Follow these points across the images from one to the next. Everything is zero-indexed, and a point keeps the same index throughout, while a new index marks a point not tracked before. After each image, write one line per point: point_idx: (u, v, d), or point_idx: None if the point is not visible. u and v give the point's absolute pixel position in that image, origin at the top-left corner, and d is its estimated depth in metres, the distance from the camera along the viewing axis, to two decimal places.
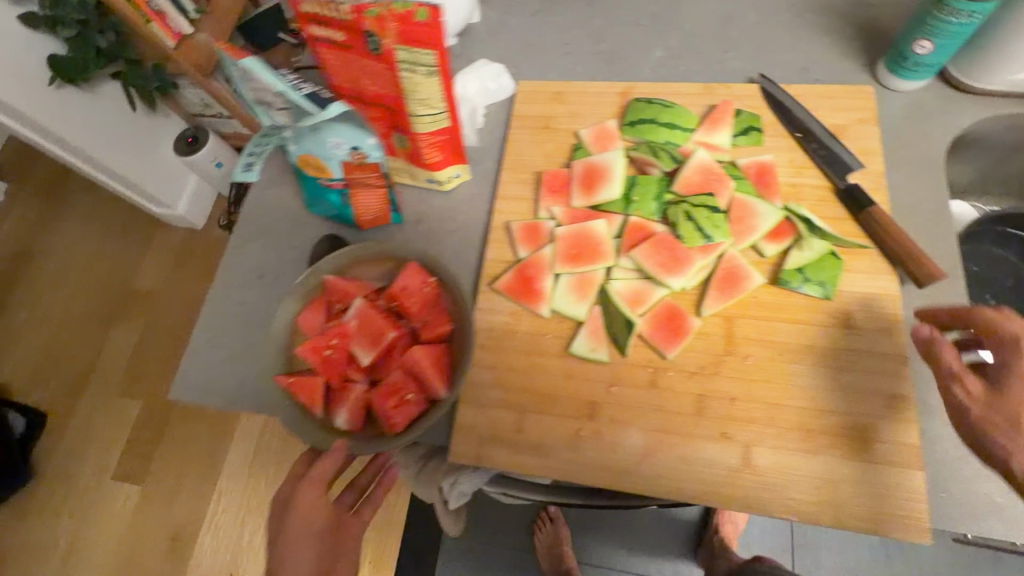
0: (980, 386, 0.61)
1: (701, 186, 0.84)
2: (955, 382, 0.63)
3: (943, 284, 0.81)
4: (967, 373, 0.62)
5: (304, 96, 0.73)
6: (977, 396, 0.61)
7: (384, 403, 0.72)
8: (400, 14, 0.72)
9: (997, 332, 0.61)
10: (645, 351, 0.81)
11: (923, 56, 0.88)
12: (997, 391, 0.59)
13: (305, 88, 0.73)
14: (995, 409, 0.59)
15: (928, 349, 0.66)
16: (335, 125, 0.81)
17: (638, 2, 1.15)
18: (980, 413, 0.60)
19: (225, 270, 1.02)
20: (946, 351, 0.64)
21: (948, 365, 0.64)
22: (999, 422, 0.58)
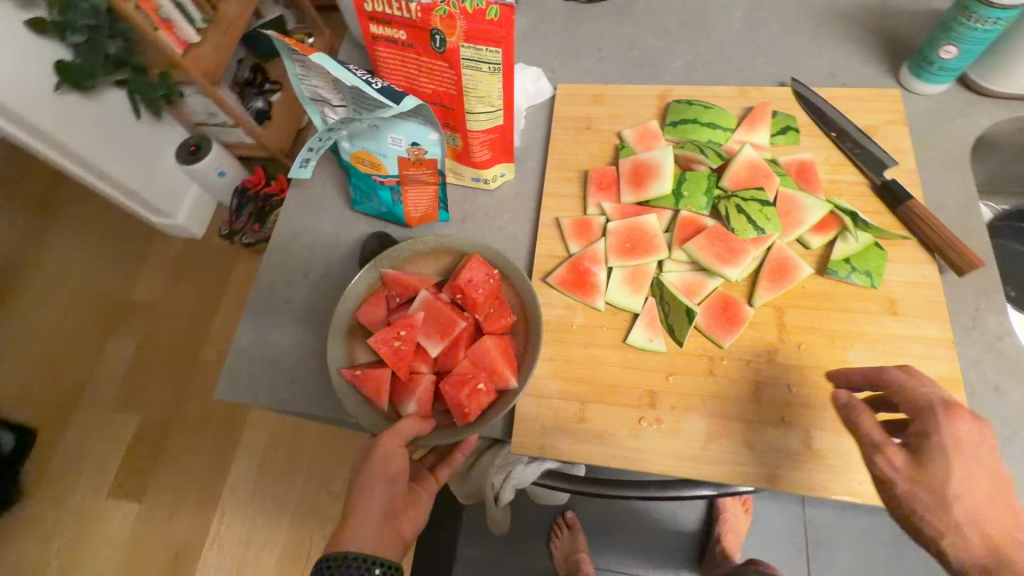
0: (903, 456, 0.57)
1: (748, 181, 0.88)
2: (880, 451, 0.58)
3: (979, 274, 0.85)
4: (889, 445, 0.58)
5: (377, 90, 0.75)
6: (904, 469, 0.56)
7: (457, 393, 0.72)
8: (470, 12, 0.75)
9: (919, 405, 0.59)
10: (701, 340, 0.83)
11: (948, 61, 0.93)
12: (918, 461, 0.56)
13: (377, 82, 0.75)
14: (921, 482, 0.55)
15: (847, 415, 0.63)
16: (398, 122, 0.83)
17: (667, 10, 1.19)
18: (906, 487, 0.55)
19: (269, 268, 1.02)
20: (864, 419, 0.61)
21: (869, 434, 0.59)
22: (926, 501, 0.54)
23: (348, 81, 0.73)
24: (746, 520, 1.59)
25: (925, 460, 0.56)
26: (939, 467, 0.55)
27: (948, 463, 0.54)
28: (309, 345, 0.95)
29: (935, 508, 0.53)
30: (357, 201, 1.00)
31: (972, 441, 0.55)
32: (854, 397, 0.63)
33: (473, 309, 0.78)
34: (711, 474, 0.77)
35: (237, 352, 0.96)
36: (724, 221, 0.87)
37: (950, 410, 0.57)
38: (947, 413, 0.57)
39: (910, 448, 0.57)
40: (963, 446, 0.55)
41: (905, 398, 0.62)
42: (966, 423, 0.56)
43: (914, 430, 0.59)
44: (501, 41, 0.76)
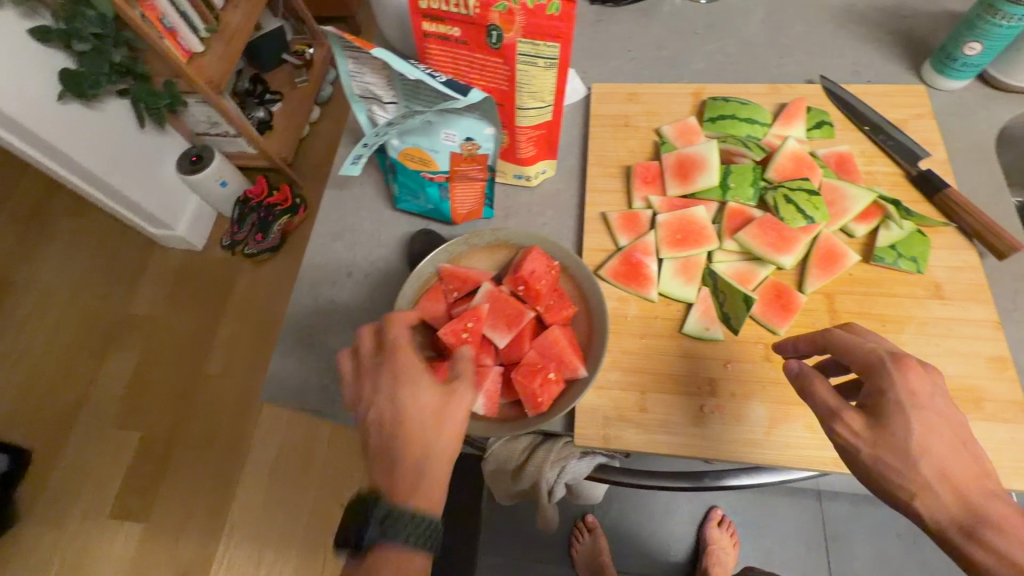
0: (861, 420, 0.58)
1: (794, 172, 0.92)
2: (838, 417, 0.58)
3: (1015, 257, 0.89)
4: (845, 409, 0.58)
5: (441, 84, 0.76)
6: (864, 433, 0.57)
7: (529, 383, 0.71)
8: (530, 8, 0.76)
9: (861, 358, 0.61)
10: (756, 328, 0.85)
11: (971, 57, 0.97)
12: (877, 424, 0.57)
13: (441, 76, 0.76)
14: (884, 444, 0.56)
15: (803, 384, 0.62)
16: (452, 117, 0.84)
17: (692, 13, 1.23)
18: (871, 451, 0.56)
19: (311, 269, 1.00)
20: (818, 384, 0.61)
21: (826, 402, 0.60)
22: (890, 461, 0.55)
23: (413, 75, 0.74)
24: (733, 555, 1.58)
25: (883, 422, 0.57)
26: (897, 426, 0.56)
27: (904, 421, 0.56)
28: None
29: (904, 465, 0.55)
30: (401, 199, 1.00)
31: (922, 390, 0.57)
32: (804, 364, 0.62)
33: (536, 300, 0.78)
34: (777, 458, 0.78)
35: (281, 353, 0.93)
36: (771, 211, 0.90)
37: (899, 363, 0.58)
38: (896, 366, 0.58)
39: (867, 411, 0.58)
40: (916, 400, 0.56)
41: (848, 356, 0.62)
42: (915, 374, 0.57)
43: (866, 390, 0.59)
44: (559, 36, 0.78)
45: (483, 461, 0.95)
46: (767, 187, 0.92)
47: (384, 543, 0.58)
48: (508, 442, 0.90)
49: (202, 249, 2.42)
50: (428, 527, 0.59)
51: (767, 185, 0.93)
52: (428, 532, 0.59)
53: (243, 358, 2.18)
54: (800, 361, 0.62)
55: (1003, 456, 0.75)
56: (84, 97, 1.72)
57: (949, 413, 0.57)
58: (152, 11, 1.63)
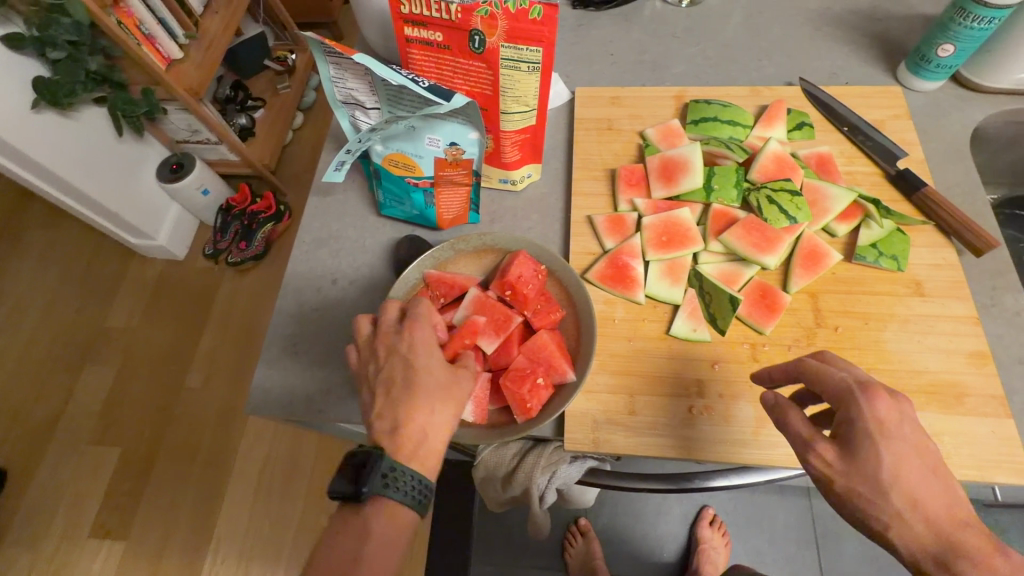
0: (834, 452, 0.57)
1: (776, 173, 0.93)
2: (812, 449, 0.58)
3: (991, 254, 0.91)
4: (819, 441, 0.58)
5: (424, 88, 0.75)
6: (837, 465, 0.57)
7: (518, 389, 0.71)
8: (513, 12, 0.76)
9: (832, 385, 0.60)
10: (743, 328, 0.85)
11: (944, 58, 0.99)
12: (849, 455, 0.57)
13: (424, 80, 0.75)
14: (857, 475, 0.56)
15: (778, 414, 0.62)
16: (436, 122, 0.84)
17: (672, 17, 1.24)
18: (844, 483, 0.57)
19: (294, 277, 0.99)
20: (792, 415, 0.60)
21: (800, 434, 0.59)
22: (863, 491, 0.56)
23: (396, 80, 0.73)
24: (725, 553, 1.58)
25: (856, 454, 0.56)
26: (868, 457, 0.56)
27: (876, 452, 0.56)
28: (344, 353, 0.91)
29: (877, 495, 0.56)
30: (385, 204, 0.99)
31: (892, 419, 0.56)
32: (779, 396, 0.62)
33: (524, 305, 0.77)
34: (765, 459, 0.78)
35: (265, 364, 0.91)
36: (755, 212, 0.91)
37: (869, 392, 0.57)
38: (865, 394, 0.57)
39: (839, 440, 0.58)
40: (885, 430, 0.56)
41: (820, 385, 0.61)
42: (883, 404, 0.57)
43: (838, 419, 0.59)
44: (542, 40, 0.78)
45: (473, 468, 0.96)
46: (751, 188, 0.93)
47: (383, 495, 0.60)
48: (498, 448, 0.90)
49: (184, 258, 2.37)
50: (422, 486, 0.61)
51: (751, 186, 0.94)
52: (421, 491, 0.61)
53: (226, 369, 2.14)
54: (775, 392, 0.62)
55: (986, 451, 0.76)
56: (59, 105, 1.67)
57: (919, 440, 0.57)
58: (129, 19, 1.62)
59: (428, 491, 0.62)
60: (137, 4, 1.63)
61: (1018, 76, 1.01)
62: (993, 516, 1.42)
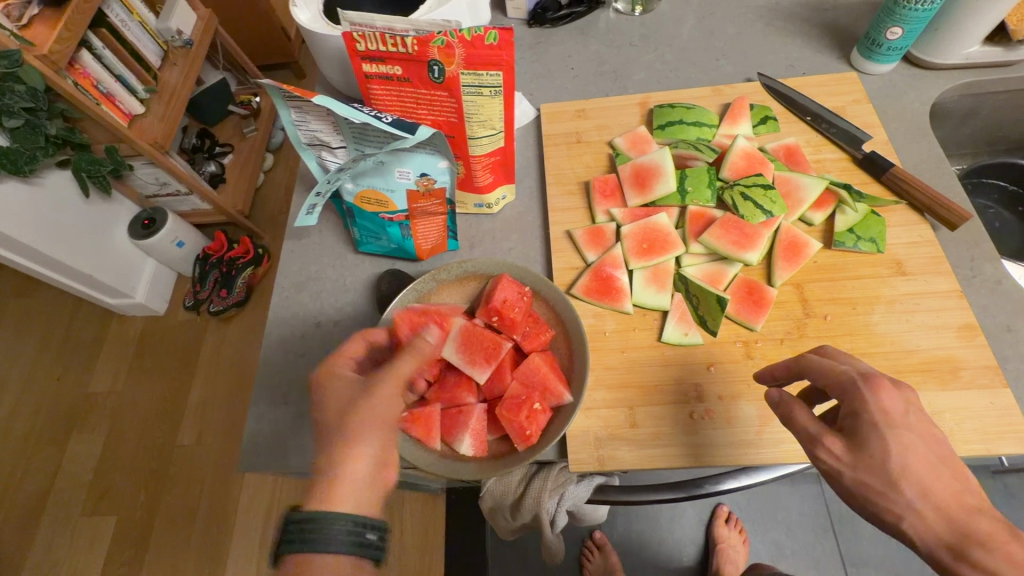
0: (841, 445, 0.58)
1: (747, 169, 0.94)
2: (820, 443, 0.59)
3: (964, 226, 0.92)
4: (825, 434, 0.59)
5: (388, 124, 0.75)
6: (845, 458, 0.57)
7: (515, 417, 0.69)
8: (468, 39, 0.76)
9: (836, 377, 0.61)
10: (734, 327, 0.85)
11: (894, 41, 1.02)
12: (856, 447, 0.57)
13: (387, 116, 0.75)
14: (866, 466, 0.56)
15: (784, 412, 0.63)
16: (403, 155, 0.83)
17: (627, 26, 1.25)
18: (853, 475, 0.56)
19: (276, 324, 0.96)
20: (798, 412, 0.62)
21: (807, 430, 0.60)
22: (875, 484, 0.55)
23: (359, 118, 0.73)
24: (745, 551, 1.56)
25: (862, 445, 0.56)
26: (876, 448, 0.56)
27: (883, 441, 0.56)
28: None
29: (888, 487, 0.55)
30: (362, 241, 0.97)
31: (896, 410, 0.56)
32: (784, 393, 0.63)
33: (512, 329, 0.76)
34: (772, 458, 0.77)
35: (254, 417, 0.88)
36: (731, 210, 0.92)
37: (871, 383, 0.58)
38: (867, 384, 0.58)
39: (844, 432, 0.58)
40: (891, 420, 0.56)
41: (823, 383, 0.62)
42: (887, 394, 0.57)
43: (843, 412, 0.59)
44: (500, 64, 0.78)
45: (480, 499, 0.94)
46: (724, 187, 0.93)
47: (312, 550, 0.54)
48: (502, 477, 0.88)
49: (164, 313, 2.32)
50: (359, 524, 0.56)
51: (724, 185, 0.94)
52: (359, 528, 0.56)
53: (219, 422, 2.08)
54: (779, 389, 0.64)
55: (989, 423, 0.75)
56: (21, 173, 1.62)
57: (928, 431, 0.57)
58: (85, 79, 1.59)
59: (367, 526, 0.56)
60: (92, 64, 1.61)
61: (966, 51, 1.03)
62: (1000, 480, 1.42)
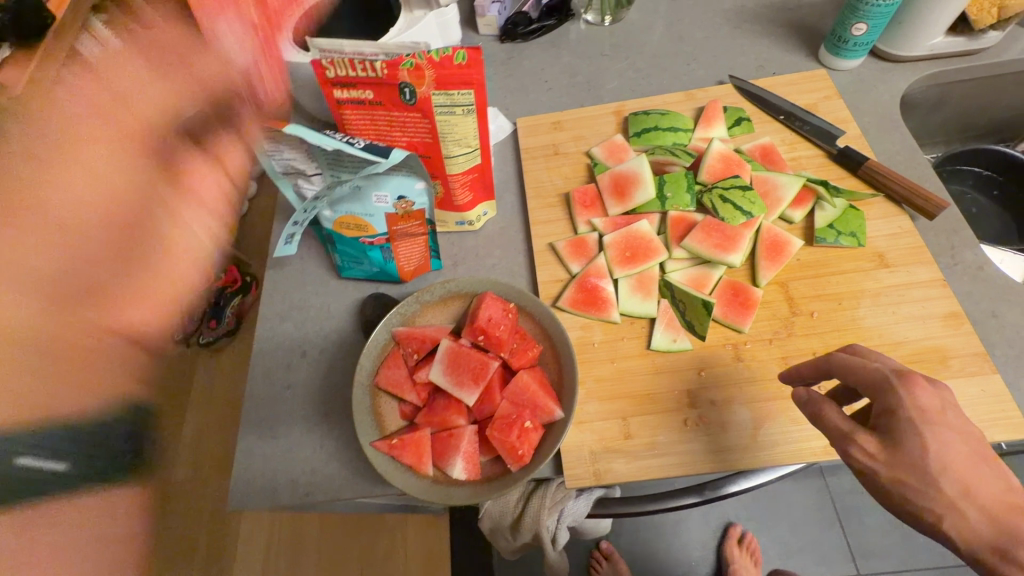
0: (875, 443, 0.56)
1: (724, 171, 0.94)
2: (853, 441, 0.57)
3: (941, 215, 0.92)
4: (858, 431, 0.57)
5: (361, 149, 0.75)
6: (880, 456, 0.55)
7: (505, 437, 0.68)
8: (437, 60, 0.77)
9: (869, 373, 0.59)
10: (721, 330, 0.85)
11: (859, 36, 1.03)
12: (892, 444, 0.55)
13: (360, 141, 0.75)
14: (902, 465, 0.54)
15: (813, 410, 0.62)
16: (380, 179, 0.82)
17: (598, 37, 1.27)
18: (889, 472, 0.55)
19: (261, 356, 0.95)
20: (828, 409, 0.60)
21: (839, 427, 0.59)
22: (912, 481, 0.54)
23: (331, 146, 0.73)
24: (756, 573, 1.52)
25: (898, 443, 0.55)
26: (912, 446, 0.54)
27: (920, 438, 0.54)
28: (323, 428, 0.87)
29: (929, 486, 0.53)
30: (344, 266, 0.96)
31: (935, 407, 0.55)
32: (812, 391, 0.62)
33: (499, 347, 0.75)
34: (768, 460, 0.76)
35: (242, 453, 0.86)
36: (712, 213, 0.92)
37: (907, 380, 0.57)
38: (902, 381, 0.57)
39: (879, 431, 0.57)
40: (927, 417, 0.55)
41: (857, 381, 0.60)
42: (924, 391, 0.56)
43: (877, 411, 0.58)
44: (471, 83, 0.78)
45: (479, 520, 0.92)
46: (702, 190, 0.94)
47: None
48: (500, 496, 0.87)
49: None
50: None
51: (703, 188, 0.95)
52: None
53: None
54: (807, 387, 0.62)
55: (981, 411, 0.75)
56: None
57: (965, 428, 0.55)
58: None
59: None
60: None
61: (931, 42, 1.05)
62: None
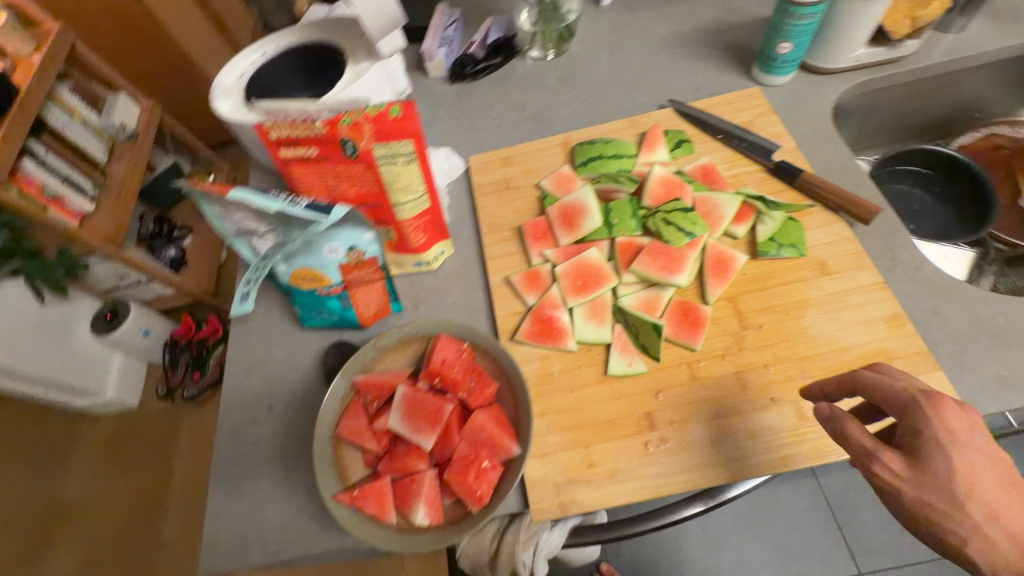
0: (900, 461, 0.57)
1: (667, 195, 0.98)
2: (876, 458, 0.58)
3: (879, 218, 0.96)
4: (882, 450, 0.58)
5: (304, 208, 0.79)
6: (905, 476, 0.56)
7: (464, 479, 0.70)
8: (373, 116, 0.79)
9: (899, 395, 0.62)
10: (675, 350, 0.87)
11: (786, 54, 1.08)
12: (917, 464, 0.57)
13: (303, 201, 0.78)
14: (927, 484, 0.55)
15: (835, 428, 0.63)
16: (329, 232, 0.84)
17: (543, 71, 1.31)
18: (916, 492, 0.56)
19: (228, 414, 0.95)
20: (850, 426, 0.62)
21: (861, 445, 0.60)
22: (938, 502, 0.54)
23: (274, 208, 0.76)
24: None
25: (923, 462, 0.56)
26: (937, 466, 0.56)
27: (947, 459, 0.56)
28: (292, 483, 0.87)
29: (951, 506, 0.54)
30: (305, 317, 0.98)
31: (964, 430, 0.56)
32: (835, 408, 0.64)
33: (455, 388, 0.77)
34: (730, 477, 0.77)
35: (212, 515, 0.86)
36: (657, 236, 0.95)
37: (935, 402, 0.58)
38: (932, 403, 0.58)
39: (903, 450, 0.58)
40: (955, 438, 0.56)
41: (885, 400, 0.63)
42: (952, 413, 0.57)
43: (903, 430, 0.60)
44: (410, 133, 0.81)
45: (457, 560, 0.92)
46: (648, 214, 0.97)
47: None
48: (476, 534, 0.87)
49: (138, 405, 2.27)
50: None
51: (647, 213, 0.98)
52: None
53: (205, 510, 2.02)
54: (830, 404, 0.64)
55: None
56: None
57: (991, 451, 0.57)
58: (28, 185, 1.49)
59: None
60: (35, 171, 1.52)
61: (854, 54, 1.10)
62: None
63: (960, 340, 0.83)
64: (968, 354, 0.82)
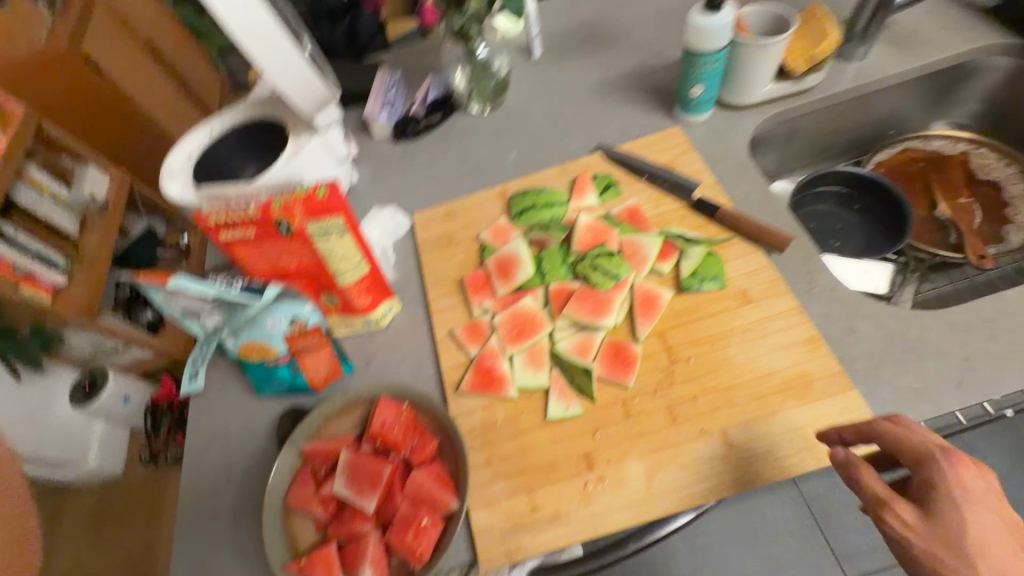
0: (912, 513, 0.64)
1: (594, 240, 1.04)
2: (890, 508, 0.65)
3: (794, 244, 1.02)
4: (897, 500, 0.65)
5: (241, 290, 0.88)
6: (918, 526, 0.63)
7: (405, 538, 0.74)
8: (305, 197, 0.83)
9: (914, 447, 0.67)
10: (610, 389, 0.91)
11: (699, 95, 1.16)
12: (927, 515, 0.63)
13: (239, 283, 0.88)
14: (935, 537, 0.62)
15: (850, 472, 0.71)
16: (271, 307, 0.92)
17: (482, 123, 1.38)
18: (921, 542, 0.62)
19: (187, 489, 0.97)
20: (865, 472, 0.69)
21: (879, 492, 0.67)
22: (944, 555, 0.61)
23: (211, 292, 0.85)
24: None
25: (933, 514, 0.63)
26: (947, 518, 0.62)
27: (957, 514, 0.62)
28: (251, 553, 0.89)
29: (956, 558, 0.60)
30: (260, 386, 1.01)
31: (976, 488, 0.63)
32: (850, 453, 0.71)
33: (397, 449, 0.81)
34: (670, 508, 0.80)
35: None
36: (587, 280, 1.01)
37: (950, 459, 0.65)
38: (947, 460, 0.65)
39: (918, 503, 0.65)
40: (968, 494, 0.62)
41: (901, 450, 0.68)
42: (965, 470, 0.64)
43: (918, 480, 0.66)
44: (339, 209, 0.87)
45: None
46: (577, 261, 1.03)
47: None
48: None
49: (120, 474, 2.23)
50: None
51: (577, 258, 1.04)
52: None
53: None
54: (846, 449, 0.71)
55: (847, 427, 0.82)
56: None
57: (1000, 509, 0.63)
58: None
59: None
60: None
61: (763, 90, 1.18)
62: None
63: (875, 357, 0.88)
64: (883, 369, 0.87)
